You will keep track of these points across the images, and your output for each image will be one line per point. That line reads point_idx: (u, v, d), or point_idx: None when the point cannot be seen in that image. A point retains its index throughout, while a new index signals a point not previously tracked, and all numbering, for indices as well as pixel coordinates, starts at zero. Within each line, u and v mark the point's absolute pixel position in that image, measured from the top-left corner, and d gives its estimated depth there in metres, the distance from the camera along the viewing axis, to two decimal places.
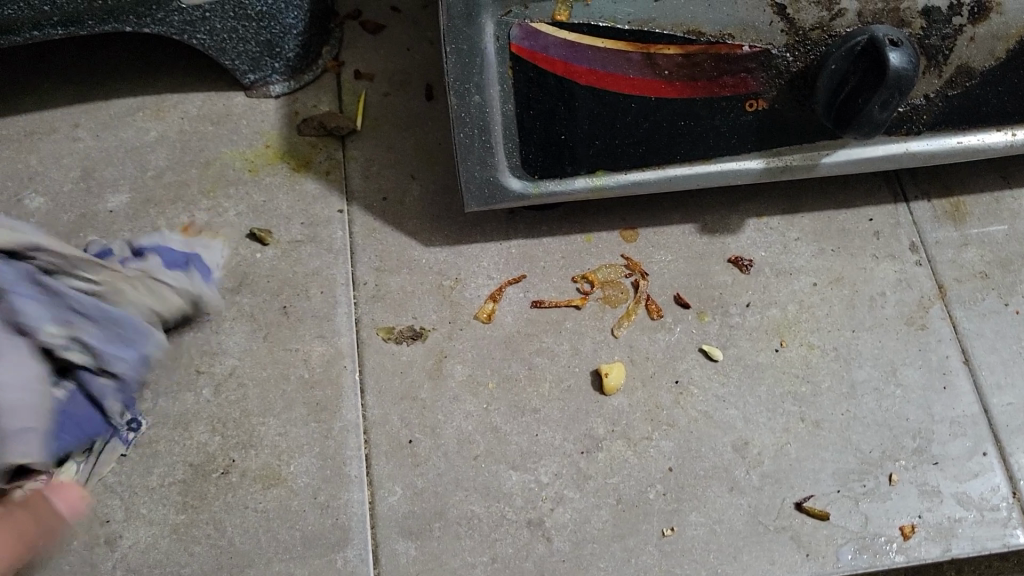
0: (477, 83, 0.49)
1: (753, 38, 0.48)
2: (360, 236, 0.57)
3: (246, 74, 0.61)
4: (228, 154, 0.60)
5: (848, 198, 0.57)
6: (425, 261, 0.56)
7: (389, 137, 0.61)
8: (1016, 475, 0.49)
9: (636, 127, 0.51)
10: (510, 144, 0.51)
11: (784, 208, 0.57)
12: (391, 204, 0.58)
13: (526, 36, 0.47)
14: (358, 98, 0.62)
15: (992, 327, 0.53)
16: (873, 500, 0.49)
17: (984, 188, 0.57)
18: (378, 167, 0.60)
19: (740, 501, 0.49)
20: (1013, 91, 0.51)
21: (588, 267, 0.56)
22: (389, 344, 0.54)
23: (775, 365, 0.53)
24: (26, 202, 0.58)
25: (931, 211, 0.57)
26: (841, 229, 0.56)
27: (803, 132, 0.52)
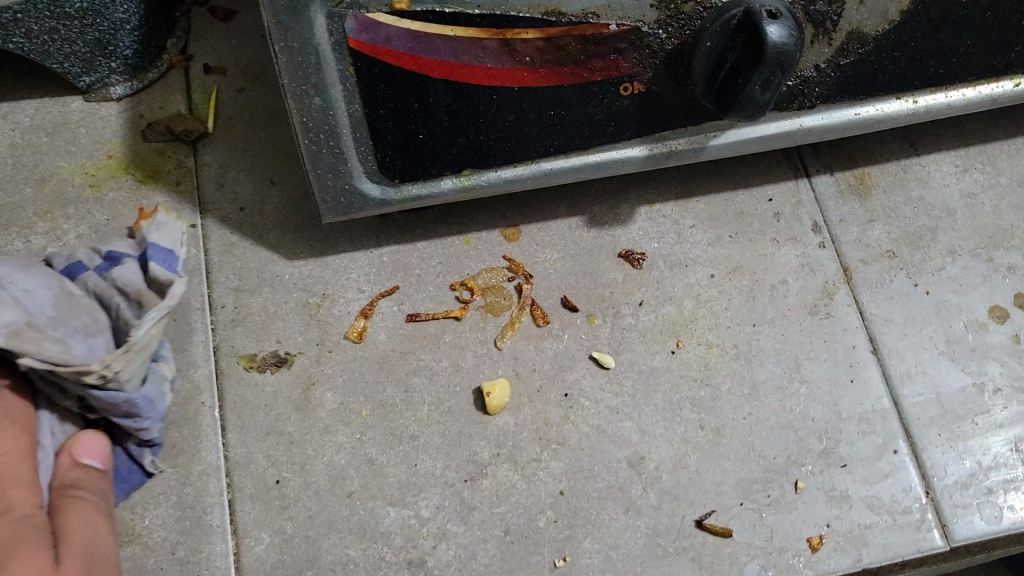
0: (315, 84, 0.43)
1: (618, 16, 0.42)
2: (216, 254, 0.52)
3: (81, 77, 0.54)
4: (66, 168, 0.54)
5: (745, 176, 0.53)
6: (289, 276, 0.51)
7: (245, 139, 0.55)
8: (928, 472, 0.46)
9: (501, 120, 0.46)
10: (362, 149, 0.46)
11: (677, 193, 0.53)
12: (248, 215, 0.53)
13: (364, 28, 0.41)
14: (209, 95, 0.56)
15: (902, 311, 0.49)
16: (778, 511, 0.45)
17: (889, 157, 0.53)
18: (233, 174, 0.54)
19: (638, 523, 0.45)
20: (911, 55, 0.46)
21: (467, 272, 0.51)
22: (252, 374, 0.49)
23: (671, 369, 0.49)
24: None
25: (833, 186, 0.52)
26: (738, 212, 0.52)
27: (686, 114, 0.47)
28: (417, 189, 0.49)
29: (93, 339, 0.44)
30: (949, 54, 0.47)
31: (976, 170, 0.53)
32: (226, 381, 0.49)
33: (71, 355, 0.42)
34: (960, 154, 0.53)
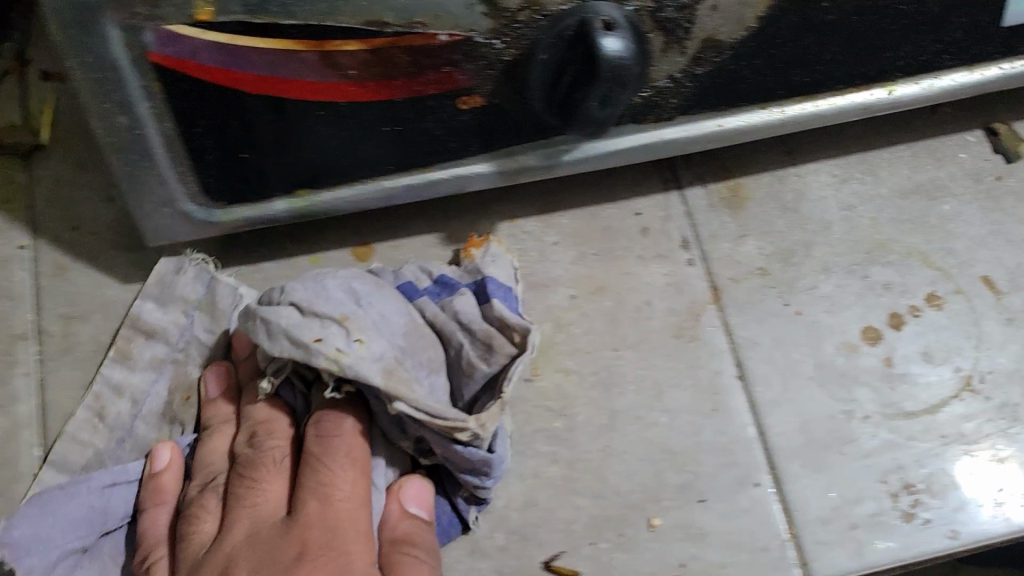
0: (118, 102, 0.39)
1: (449, 26, 0.38)
2: (45, 280, 0.48)
3: None
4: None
5: (612, 190, 0.50)
6: (121, 303, 0.48)
7: (83, 154, 0.52)
8: (792, 507, 0.44)
9: (332, 136, 0.43)
10: (181, 171, 0.43)
11: (538, 208, 0.50)
12: (82, 236, 0.49)
13: (165, 42, 0.37)
14: (45, 105, 0.53)
15: (772, 334, 0.47)
16: (630, 552, 0.43)
17: (765, 167, 0.51)
18: (67, 191, 0.51)
19: (482, 566, 0.43)
20: (773, 63, 0.43)
21: None
22: None
23: (525, 399, 0.46)
24: None
25: (704, 199, 0.50)
26: (604, 227, 0.49)
27: (532, 127, 0.43)
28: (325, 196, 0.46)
29: (437, 377, 0.42)
30: (814, 61, 0.44)
31: (856, 180, 0.50)
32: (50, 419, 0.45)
33: (439, 403, 0.40)
34: (839, 163, 0.51)
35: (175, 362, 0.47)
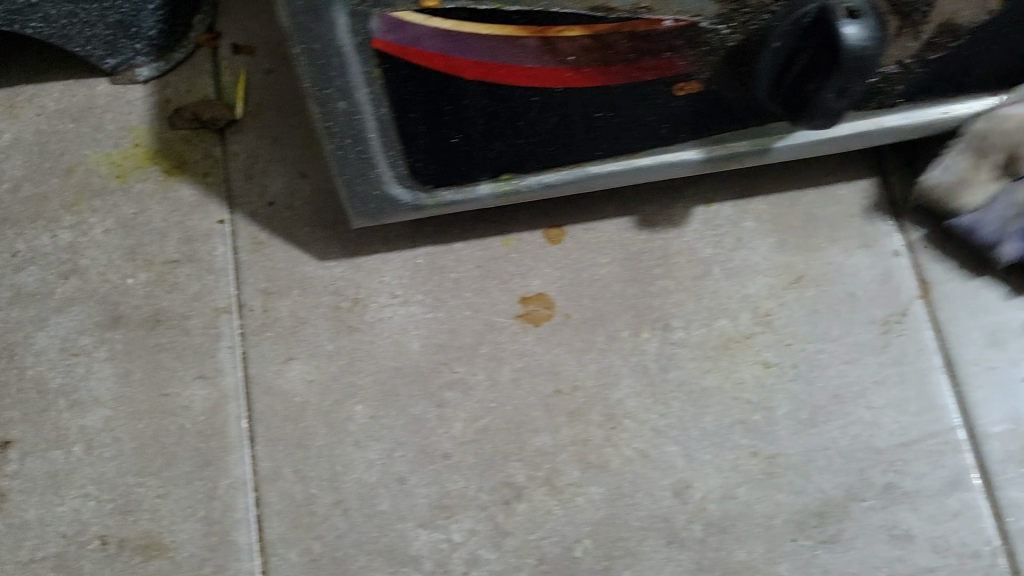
0: (337, 87, 0.51)
1: (674, 11, 0.48)
2: (244, 252, 0.64)
3: (105, 59, 0.67)
4: (91, 157, 0.67)
5: (589, 218, 0.63)
6: (132, 189, 0.66)
7: (216, 134, 0.67)
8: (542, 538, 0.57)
9: (541, 121, 0.54)
10: (390, 154, 0.55)
11: (617, 208, 0.63)
12: (182, 260, 0.64)
13: (388, 29, 0.48)
14: (239, 77, 0.69)
15: (677, 410, 0.59)
16: (321, 535, 0.58)
17: (681, 222, 0.62)
18: (233, 167, 0.66)
19: (239, 538, 0.58)
20: (692, 107, 0.54)
21: (505, 270, 0.62)
22: (137, 209, 0.66)
23: (631, 378, 0.59)
24: (93, 117, 0.68)
25: (694, 236, 0.62)
26: (578, 267, 0.62)
27: (585, 129, 0.55)
28: (453, 195, 0.58)
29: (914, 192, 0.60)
30: (673, 116, 0.55)
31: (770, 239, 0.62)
32: (10, 410, 0.61)
33: (912, 335, 0.59)
34: (761, 229, 0.62)
35: (93, 365, 0.62)
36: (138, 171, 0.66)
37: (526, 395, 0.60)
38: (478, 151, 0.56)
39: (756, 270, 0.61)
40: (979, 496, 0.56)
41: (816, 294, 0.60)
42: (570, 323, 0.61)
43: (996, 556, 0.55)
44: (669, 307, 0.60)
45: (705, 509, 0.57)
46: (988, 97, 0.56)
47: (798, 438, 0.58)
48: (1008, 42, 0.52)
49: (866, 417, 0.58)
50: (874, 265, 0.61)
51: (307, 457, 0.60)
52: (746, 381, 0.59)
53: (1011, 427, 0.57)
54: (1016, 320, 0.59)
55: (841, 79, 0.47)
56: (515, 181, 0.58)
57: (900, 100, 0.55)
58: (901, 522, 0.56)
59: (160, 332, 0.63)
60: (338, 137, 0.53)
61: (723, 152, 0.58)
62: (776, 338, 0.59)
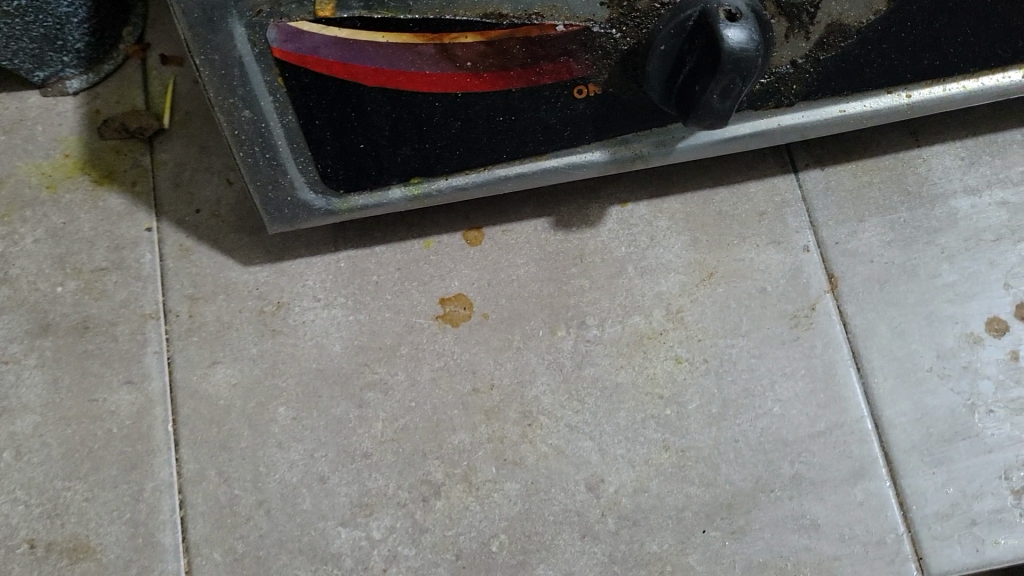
0: (241, 96, 0.52)
1: (565, 17, 0.49)
2: (171, 259, 0.65)
3: (35, 72, 0.68)
4: (22, 168, 0.68)
5: (507, 220, 0.64)
6: (63, 199, 0.67)
7: (145, 143, 0.69)
8: (458, 534, 0.58)
9: (447, 125, 0.56)
10: (301, 160, 0.57)
11: (534, 208, 0.65)
12: (111, 268, 0.65)
13: (286, 38, 0.49)
14: (168, 87, 0.70)
15: (592, 406, 0.60)
16: (243, 535, 0.59)
17: (597, 222, 0.64)
18: (161, 175, 0.68)
19: (164, 539, 0.59)
20: (593, 109, 0.56)
21: (425, 272, 0.64)
22: (67, 219, 0.67)
23: (546, 375, 0.61)
24: (23, 128, 0.69)
25: (609, 235, 0.64)
26: (496, 268, 0.63)
27: (489, 133, 0.57)
28: (366, 199, 0.61)
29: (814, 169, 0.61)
30: (575, 119, 0.57)
31: (683, 237, 0.63)
32: None
33: (816, 327, 0.61)
34: (674, 227, 0.63)
35: (21, 372, 0.63)
36: (68, 182, 0.68)
37: (444, 394, 0.61)
38: (386, 156, 0.58)
39: (668, 268, 0.62)
40: (884, 485, 0.57)
41: (727, 290, 0.62)
42: (488, 323, 0.62)
43: (900, 543, 0.56)
44: (582, 305, 0.62)
45: (617, 502, 0.58)
46: (882, 95, 0.58)
47: (708, 431, 0.59)
48: (896, 41, 0.54)
49: (774, 410, 0.59)
50: (784, 261, 0.62)
51: (231, 459, 0.61)
52: (657, 377, 0.60)
53: (913, 416, 0.58)
54: (920, 313, 0.60)
55: (723, 79, 0.48)
56: (425, 184, 0.60)
57: (795, 99, 0.57)
58: (809, 512, 0.57)
59: (89, 338, 0.64)
60: (248, 144, 0.55)
61: (626, 153, 0.60)
62: (687, 334, 0.61)
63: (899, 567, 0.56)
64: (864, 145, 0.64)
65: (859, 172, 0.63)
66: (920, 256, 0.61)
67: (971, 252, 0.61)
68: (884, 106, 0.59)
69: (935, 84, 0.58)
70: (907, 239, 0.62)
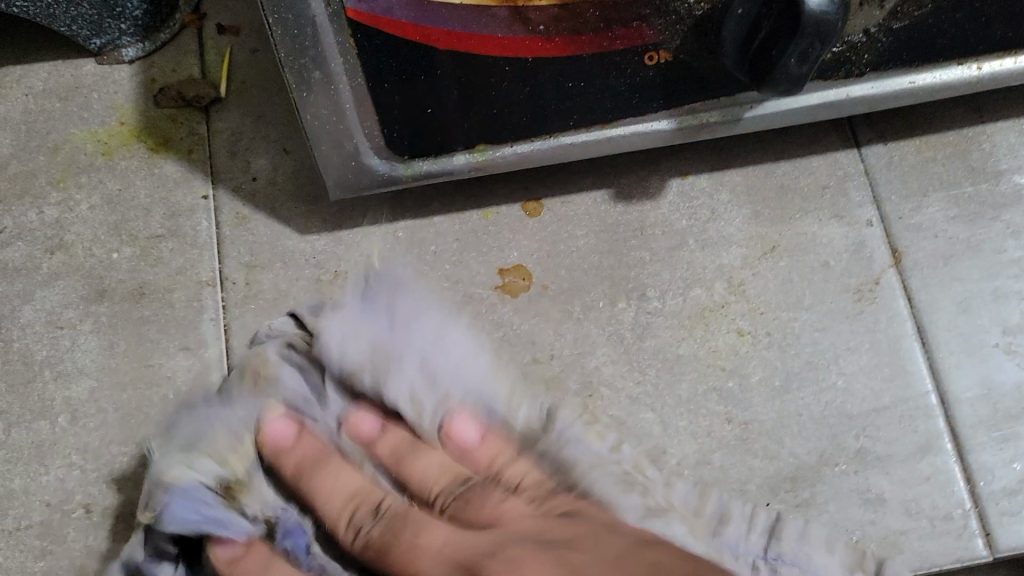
0: (312, 59, 0.51)
1: None
2: (228, 227, 0.65)
3: (92, 39, 0.68)
4: (78, 136, 0.68)
5: (567, 190, 0.64)
6: (120, 166, 0.67)
7: (202, 111, 0.69)
8: None
9: (517, 90, 0.56)
10: (368, 124, 0.57)
11: (593, 178, 0.64)
12: (166, 235, 0.65)
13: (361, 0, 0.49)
14: (224, 56, 0.70)
15: (653, 377, 0.60)
16: (302, 503, 0.59)
17: (658, 194, 0.64)
18: (217, 144, 0.67)
19: None
20: (663, 75, 0.56)
21: (484, 243, 0.64)
22: (123, 186, 0.67)
23: (606, 344, 0.61)
24: (80, 97, 0.69)
25: (670, 208, 0.63)
26: (556, 240, 0.63)
27: (556, 98, 0.57)
28: (429, 165, 0.60)
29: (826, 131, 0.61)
30: (646, 87, 0.57)
31: (744, 210, 0.63)
32: None
33: (881, 301, 0.60)
34: (737, 199, 0.63)
35: (76, 338, 0.63)
36: (124, 149, 0.67)
37: (504, 363, 0.61)
38: (453, 121, 0.58)
39: (730, 241, 0.62)
40: (950, 460, 0.57)
41: (790, 263, 0.61)
42: (547, 294, 0.62)
43: (968, 518, 0.56)
44: (643, 277, 0.62)
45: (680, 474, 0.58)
46: (952, 67, 0.58)
47: (772, 405, 0.59)
48: (969, 11, 0.53)
49: (839, 383, 0.59)
50: (847, 235, 0.62)
51: (288, 426, 0.60)
52: (720, 349, 0.60)
53: (981, 392, 0.58)
54: (985, 289, 0.60)
55: (802, 44, 0.48)
56: (490, 151, 0.60)
57: (866, 69, 0.56)
58: (875, 487, 0.56)
59: (145, 304, 0.64)
60: (315, 107, 0.55)
61: (693, 123, 0.60)
62: (750, 307, 0.61)
63: (964, 543, 0.55)
64: (926, 121, 0.64)
65: (922, 148, 0.63)
66: (984, 232, 0.61)
67: None
68: (954, 79, 0.58)
69: (1005, 56, 0.58)
70: (972, 215, 0.61)
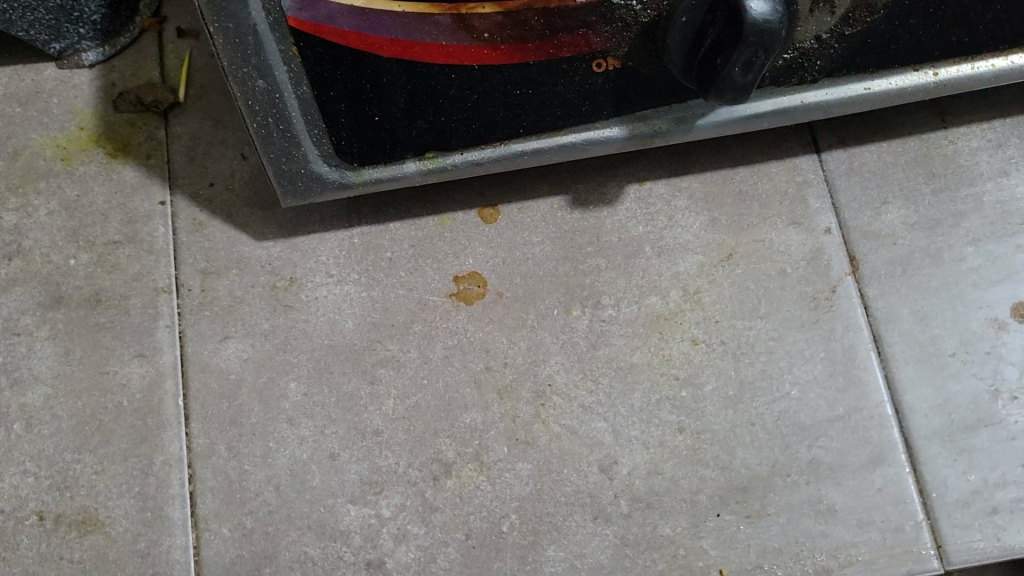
0: (255, 67, 0.51)
1: None
2: (184, 233, 0.65)
3: (51, 45, 0.68)
4: (37, 141, 0.68)
5: (525, 195, 0.64)
6: (80, 171, 0.67)
7: (161, 116, 0.68)
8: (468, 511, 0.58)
9: (466, 97, 0.55)
10: (315, 131, 0.56)
11: (551, 183, 0.64)
12: (123, 241, 0.65)
13: (301, 8, 0.48)
14: (183, 59, 0.70)
15: (607, 385, 0.59)
16: (251, 512, 0.58)
17: (614, 200, 0.63)
18: (175, 149, 0.67)
19: (173, 514, 0.59)
20: (613, 81, 0.55)
21: (438, 250, 0.63)
22: (81, 191, 0.66)
23: (560, 350, 0.60)
24: (39, 102, 0.69)
25: (629, 212, 0.63)
26: (512, 245, 0.63)
27: (506, 105, 0.56)
28: (380, 172, 0.60)
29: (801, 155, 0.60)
30: (596, 94, 0.56)
31: (703, 216, 0.62)
32: None
33: (840, 310, 0.59)
34: (696, 204, 0.62)
35: (32, 345, 0.63)
36: (83, 154, 0.67)
37: (457, 371, 0.60)
38: (401, 129, 0.57)
39: (686, 249, 0.62)
40: (904, 472, 0.56)
41: (746, 270, 0.61)
42: (502, 301, 0.62)
43: (920, 531, 0.55)
44: (598, 284, 0.61)
45: (631, 485, 0.57)
46: (909, 72, 0.57)
47: (725, 414, 0.58)
48: (923, 17, 0.52)
49: (792, 393, 0.58)
50: (805, 242, 0.61)
51: (241, 434, 0.60)
52: (673, 357, 0.59)
53: (937, 403, 0.57)
54: (944, 298, 0.59)
55: (746, 53, 0.47)
56: (440, 159, 0.60)
57: (819, 75, 0.55)
58: (826, 498, 0.56)
59: (101, 311, 0.64)
60: (261, 114, 0.54)
61: (645, 131, 0.59)
62: (704, 316, 0.60)
63: (917, 556, 0.55)
64: (888, 125, 0.63)
65: (885, 152, 0.62)
66: (945, 239, 0.60)
67: (998, 236, 0.60)
68: (912, 85, 0.57)
69: (963, 62, 0.57)
70: (932, 222, 0.61)
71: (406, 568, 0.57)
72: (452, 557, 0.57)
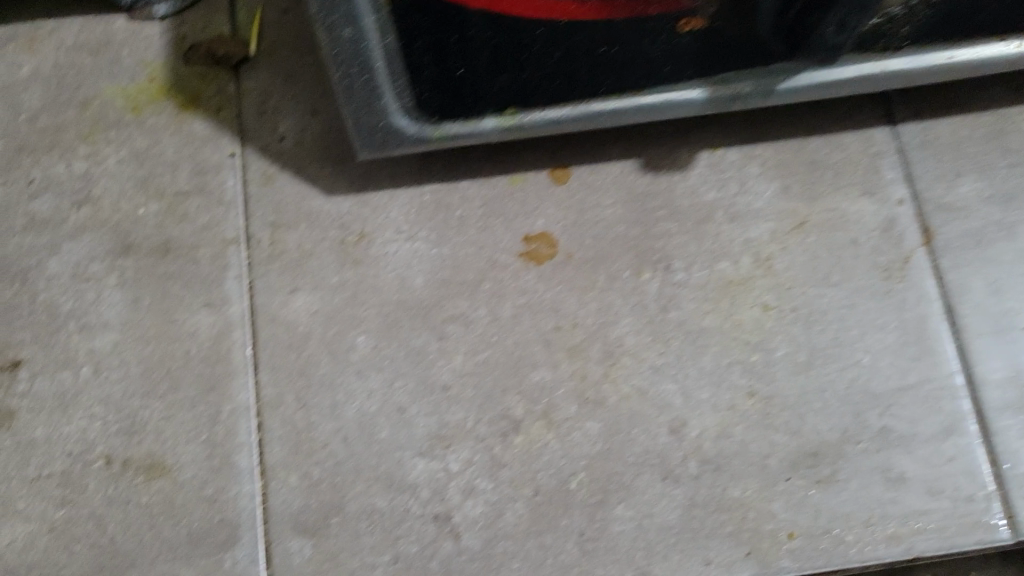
0: (345, 16, 0.51)
1: None
2: (254, 186, 0.65)
3: None
4: (107, 91, 0.68)
5: (595, 158, 0.64)
6: (150, 122, 0.67)
7: (232, 70, 0.68)
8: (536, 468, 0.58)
9: (549, 54, 0.55)
10: (397, 84, 0.56)
11: (622, 148, 0.64)
12: (192, 192, 0.65)
13: None
14: (254, 15, 0.70)
15: (677, 348, 0.59)
16: (320, 462, 0.59)
17: (686, 165, 0.63)
18: (245, 103, 0.67)
19: (241, 462, 0.59)
20: (697, 43, 0.55)
21: (509, 209, 0.63)
22: (151, 142, 0.67)
23: (631, 313, 0.60)
24: (110, 52, 0.69)
25: (701, 178, 0.63)
26: (582, 207, 0.63)
27: (588, 63, 0.56)
28: (456, 128, 0.60)
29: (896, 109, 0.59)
30: (679, 55, 0.56)
31: (775, 183, 0.62)
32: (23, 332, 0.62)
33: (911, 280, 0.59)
34: (768, 172, 0.62)
35: (102, 291, 0.63)
36: (153, 105, 0.67)
37: (527, 329, 0.60)
38: (481, 84, 0.57)
39: (758, 216, 0.61)
40: (975, 443, 0.56)
41: (819, 238, 0.61)
42: (572, 262, 0.62)
43: (990, 501, 0.55)
44: (669, 248, 0.61)
45: (700, 447, 0.57)
46: (993, 43, 0.57)
47: (796, 379, 0.58)
48: None
49: (864, 360, 0.58)
50: (878, 212, 0.61)
51: (310, 385, 0.60)
52: (745, 322, 0.59)
53: (1009, 375, 0.57)
54: (1018, 272, 0.59)
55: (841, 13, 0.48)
56: (517, 116, 0.60)
57: (905, 42, 0.55)
58: (897, 466, 0.56)
59: (170, 260, 0.64)
60: (345, 64, 0.54)
61: (724, 94, 0.59)
62: (776, 282, 0.60)
63: (986, 526, 0.55)
64: (963, 99, 0.63)
65: (959, 126, 0.62)
66: (1019, 214, 0.60)
67: None
68: (994, 56, 0.57)
69: None
70: (1007, 196, 0.61)
71: (474, 523, 0.57)
72: (520, 513, 0.57)
